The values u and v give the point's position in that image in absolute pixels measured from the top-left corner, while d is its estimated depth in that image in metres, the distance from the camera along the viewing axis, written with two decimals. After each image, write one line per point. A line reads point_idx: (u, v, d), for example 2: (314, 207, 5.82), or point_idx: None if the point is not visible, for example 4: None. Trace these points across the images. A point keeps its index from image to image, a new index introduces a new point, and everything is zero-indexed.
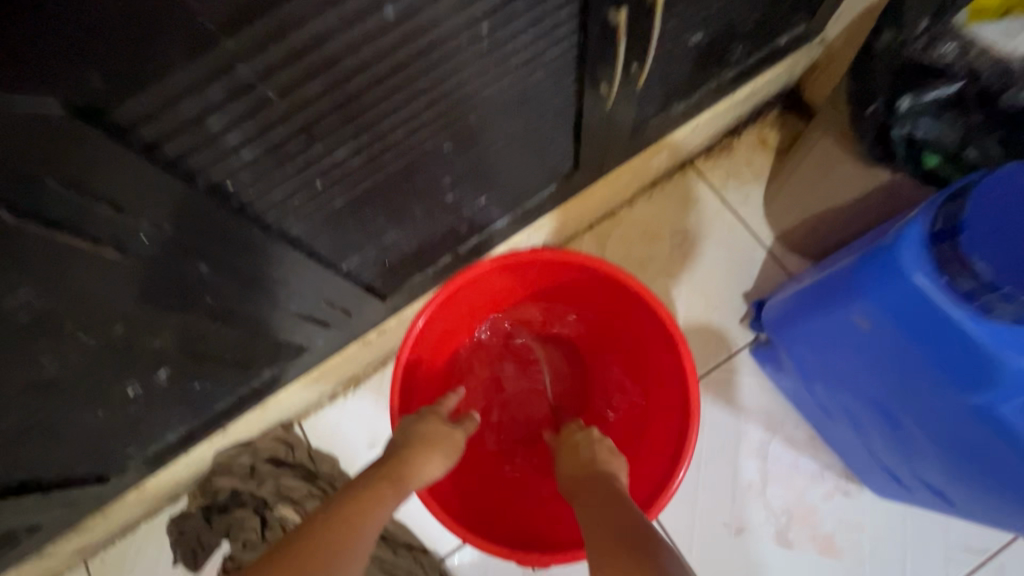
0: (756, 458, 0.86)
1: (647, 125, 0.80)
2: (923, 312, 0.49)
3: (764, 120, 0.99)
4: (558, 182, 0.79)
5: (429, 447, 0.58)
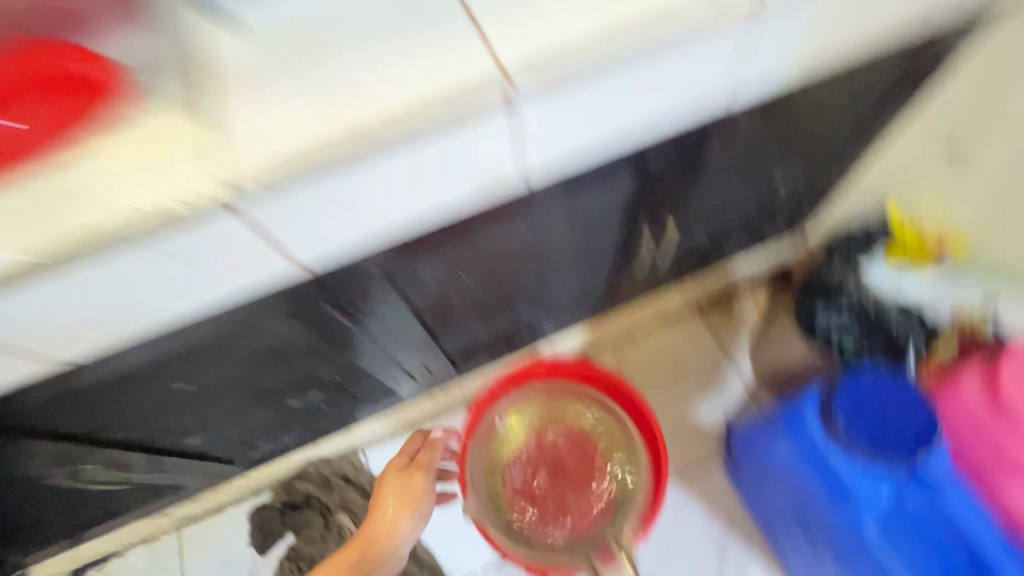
0: (715, 551, 1.11)
1: (664, 280, 1.12)
2: (821, 459, 0.77)
3: None
4: (594, 311, 1.12)
5: (400, 501, 0.80)
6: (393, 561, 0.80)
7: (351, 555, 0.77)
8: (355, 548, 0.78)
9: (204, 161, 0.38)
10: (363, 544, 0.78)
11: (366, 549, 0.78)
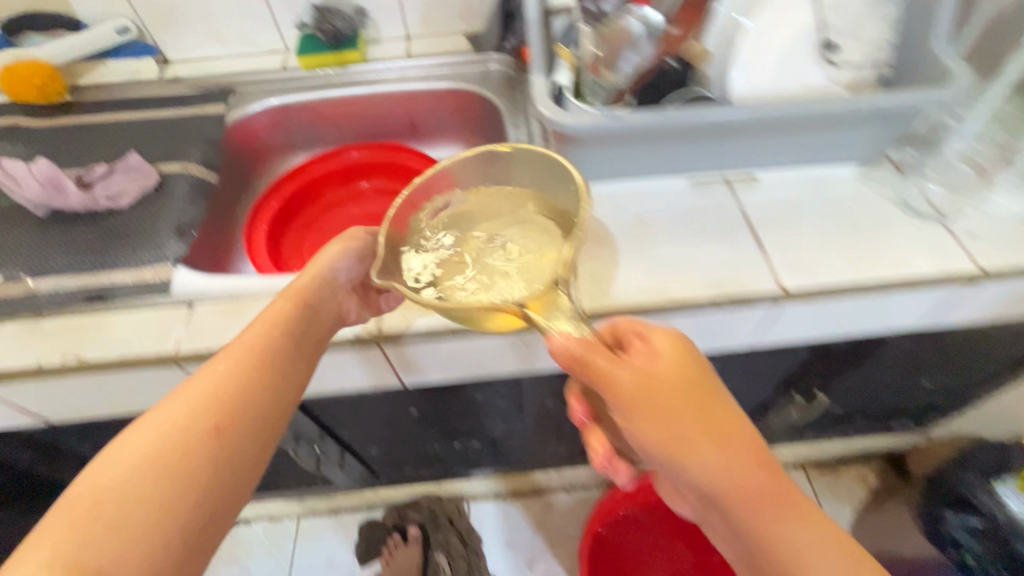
0: None
1: (786, 437, 1.22)
2: None
3: (866, 466, 1.36)
4: None
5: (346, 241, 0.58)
6: (322, 313, 0.55)
7: (279, 344, 0.49)
8: (272, 329, 0.49)
9: (566, 293, 0.60)
10: (288, 302, 0.52)
11: (319, 315, 0.54)
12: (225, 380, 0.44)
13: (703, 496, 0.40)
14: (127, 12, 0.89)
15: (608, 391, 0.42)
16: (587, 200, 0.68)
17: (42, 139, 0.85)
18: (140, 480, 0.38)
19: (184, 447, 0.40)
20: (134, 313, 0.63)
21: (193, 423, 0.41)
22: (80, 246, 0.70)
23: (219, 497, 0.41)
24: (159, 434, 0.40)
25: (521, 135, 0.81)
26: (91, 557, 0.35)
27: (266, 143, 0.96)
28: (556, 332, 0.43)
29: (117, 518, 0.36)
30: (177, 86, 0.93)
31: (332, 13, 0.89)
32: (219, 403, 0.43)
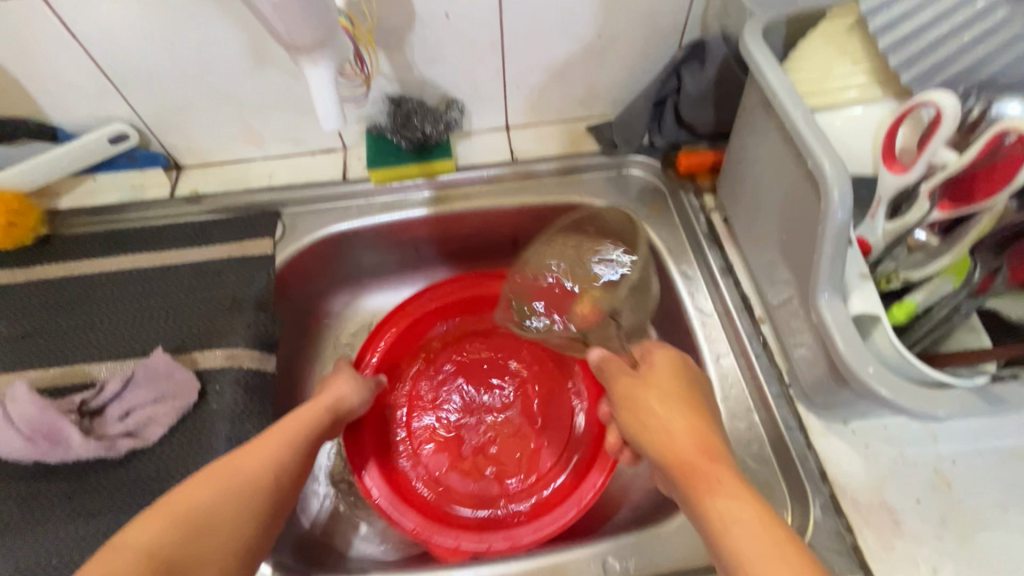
0: None
1: None
2: None
3: None
4: None
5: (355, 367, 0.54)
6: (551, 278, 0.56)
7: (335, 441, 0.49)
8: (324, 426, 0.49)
9: None
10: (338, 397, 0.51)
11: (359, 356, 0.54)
12: (291, 438, 0.46)
13: (724, 503, 0.35)
14: (124, 112, 0.63)
15: (631, 417, 0.43)
16: (853, 439, 0.47)
17: (13, 307, 0.59)
18: (177, 540, 0.36)
19: (222, 485, 0.40)
20: None
21: (208, 494, 0.39)
22: (94, 525, 0.46)
23: (233, 554, 0.38)
24: (183, 505, 0.38)
25: (703, 296, 0.58)
26: (174, 560, 0.35)
27: (321, 279, 0.69)
28: (622, 381, 0.45)
29: (174, 556, 0.35)
30: (195, 205, 0.67)
31: (416, 110, 0.65)
32: (255, 487, 0.41)
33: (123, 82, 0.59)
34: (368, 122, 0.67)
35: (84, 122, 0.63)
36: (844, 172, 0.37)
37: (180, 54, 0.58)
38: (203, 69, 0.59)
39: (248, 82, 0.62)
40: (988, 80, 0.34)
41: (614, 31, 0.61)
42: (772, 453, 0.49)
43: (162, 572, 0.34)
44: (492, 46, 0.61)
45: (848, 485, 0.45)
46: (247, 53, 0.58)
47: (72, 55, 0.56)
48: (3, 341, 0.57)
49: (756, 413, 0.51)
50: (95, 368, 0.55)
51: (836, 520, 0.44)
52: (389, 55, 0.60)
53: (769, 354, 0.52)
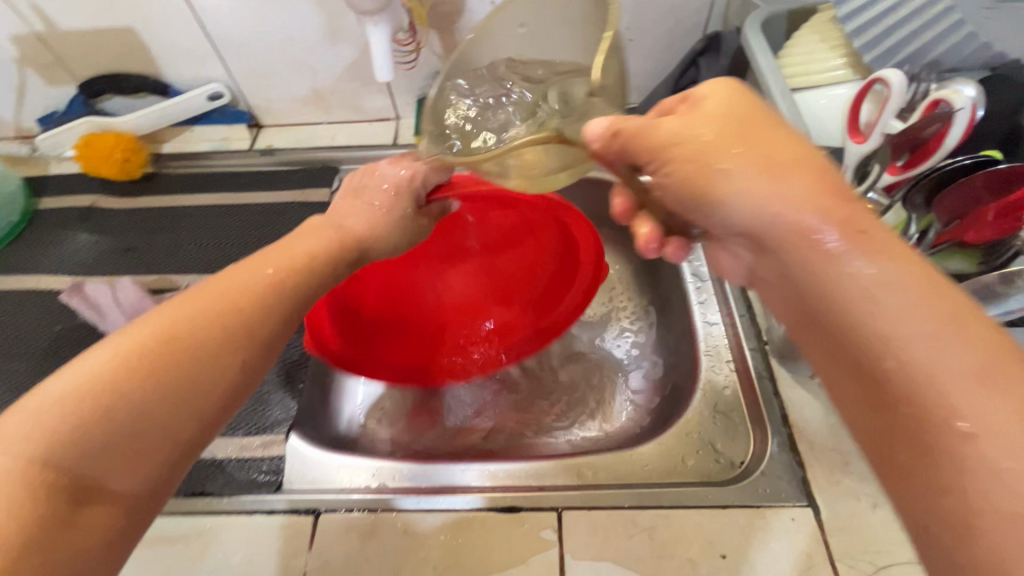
0: None
1: None
2: None
3: None
4: None
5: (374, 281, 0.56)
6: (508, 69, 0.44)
7: (274, 298, 0.39)
8: (256, 289, 0.38)
9: (823, 559, 0.43)
10: (298, 257, 0.42)
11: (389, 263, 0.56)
12: (185, 323, 0.34)
13: (870, 283, 0.28)
14: (221, 74, 0.75)
15: (692, 157, 0.33)
16: (817, 391, 0.52)
17: (119, 226, 0.73)
18: (85, 433, 0.29)
19: (150, 362, 0.32)
20: (244, 518, 0.48)
21: (88, 391, 0.30)
22: None
23: (165, 445, 0.32)
24: (63, 400, 0.30)
25: (700, 264, 0.65)
26: (80, 464, 0.29)
27: None
28: (666, 123, 0.34)
29: (76, 461, 0.29)
30: (269, 157, 0.79)
31: None
32: (156, 371, 0.32)
33: (223, 48, 0.72)
34: (419, 95, 0.77)
35: (189, 81, 0.76)
36: (810, 140, 0.43)
37: (270, 26, 0.69)
38: (287, 40, 0.71)
39: (322, 53, 0.73)
40: (935, 61, 0.41)
41: (641, 24, 0.68)
42: (743, 399, 0.54)
43: (64, 486, 0.28)
44: None
45: (807, 429, 0.50)
46: (323, 27, 0.69)
47: (187, 24, 0.69)
48: (110, 252, 0.70)
49: (733, 365, 0.57)
50: (179, 278, 0.67)
51: (790, 456, 0.49)
52: (441, 36, 0.70)
53: (751, 315, 0.58)
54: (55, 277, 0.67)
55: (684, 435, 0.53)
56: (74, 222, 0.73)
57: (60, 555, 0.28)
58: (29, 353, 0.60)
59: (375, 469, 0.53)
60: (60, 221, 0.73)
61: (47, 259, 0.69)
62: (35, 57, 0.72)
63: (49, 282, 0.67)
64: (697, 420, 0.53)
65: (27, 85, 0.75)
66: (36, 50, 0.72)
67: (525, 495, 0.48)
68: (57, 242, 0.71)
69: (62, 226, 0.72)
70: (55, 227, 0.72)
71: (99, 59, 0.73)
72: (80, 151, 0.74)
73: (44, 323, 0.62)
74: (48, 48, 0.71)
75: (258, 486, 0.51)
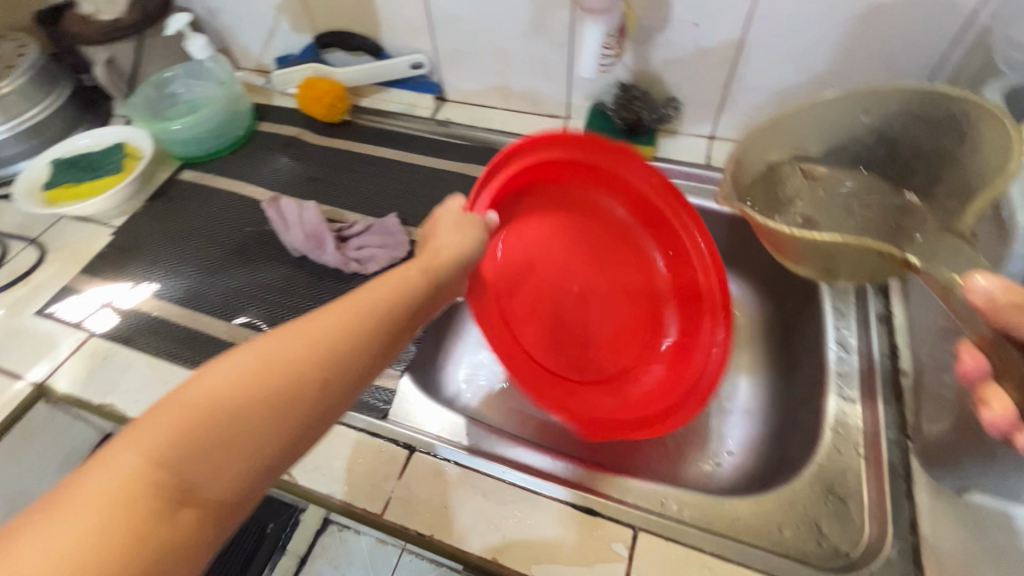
0: None
1: None
2: None
3: None
4: None
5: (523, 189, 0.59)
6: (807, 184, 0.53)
7: (378, 321, 0.37)
8: (364, 314, 0.36)
9: None
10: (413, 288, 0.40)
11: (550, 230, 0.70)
12: (286, 353, 0.32)
13: None
14: (428, 47, 0.84)
15: None
16: (962, 510, 0.46)
17: (313, 160, 0.84)
18: (190, 443, 0.29)
19: (266, 380, 0.31)
20: (349, 431, 0.54)
21: (206, 409, 0.30)
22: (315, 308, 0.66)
23: (258, 454, 0.30)
24: (188, 405, 0.30)
25: (849, 333, 0.60)
26: (189, 470, 0.28)
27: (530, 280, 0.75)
28: None
29: (182, 466, 0.28)
30: (444, 129, 0.86)
31: (639, 97, 0.75)
32: (273, 382, 0.31)
33: (437, 24, 0.80)
34: (595, 100, 0.80)
35: (400, 49, 0.86)
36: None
37: (483, 13, 0.76)
38: (493, 26, 0.77)
39: (519, 44, 0.78)
40: None
41: (846, 72, 0.65)
42: (866, 488, 0.49)
43: (173, 491, 0.28)
44: (726, 59, 0.69)
45: (939, 548, 0.44)
46: (530, 23, 0.75)
47: None
48: (300, 179, 0.81)
49: (863, 451, 0.52)
50: (348, 214, 0.76)
51: (910, 568, 0.43)
52: (636, 49, 0.72)
53: (897, 405, 0.53)
54: (257, 189, 0.80)
55: (784, 503, 0.49)
56: (280, 146, 0.86)
57: (160, 545, 0.26)
58: (227, 244, 0.73)
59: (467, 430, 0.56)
60: (271, 144, 0.86)
61: (254, 173, 0.82)
62: (293, 7, 0.86)
63: (252, 192, 0.80)
64: (806, 494, 0.50)
65: (279, 28, 0.90)
66: (294, 2, 0.85)
67: (608, 502, 0.48)
68: (264, 161, 0.84)
69: (271, 149, 0.86)
70: (266, 148, 0.86)
71: (337, 17, 0.85)
72: (302, 89, 0.87)
73: (241, 225, 0.75)
74: (304, 1, 0.84)
75: (369, 410, 0.56)
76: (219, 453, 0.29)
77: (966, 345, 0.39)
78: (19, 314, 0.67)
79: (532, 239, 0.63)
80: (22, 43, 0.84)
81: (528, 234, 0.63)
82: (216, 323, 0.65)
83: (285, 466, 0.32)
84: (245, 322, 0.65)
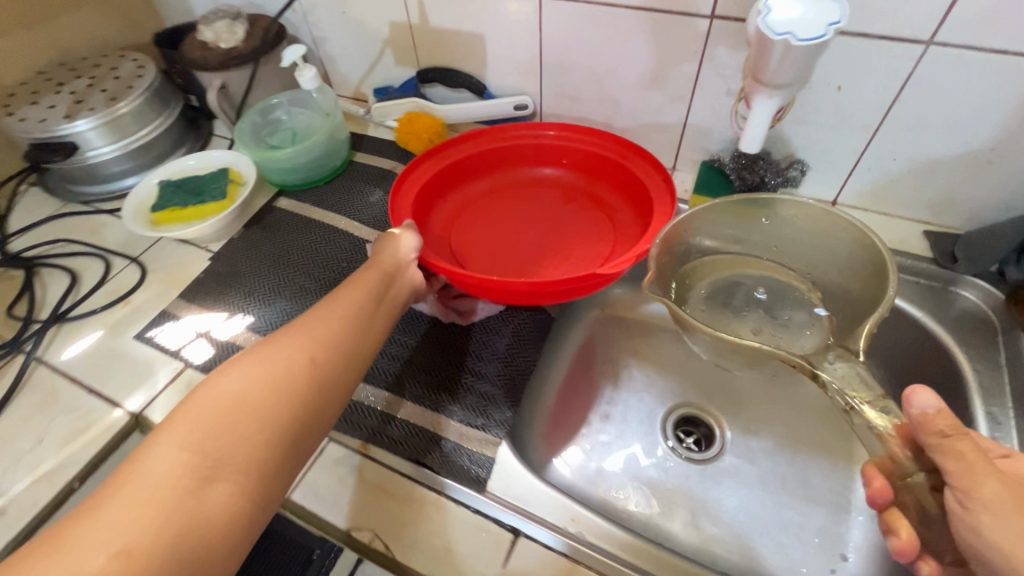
0: None
1: None
2: None
3: None
4: None
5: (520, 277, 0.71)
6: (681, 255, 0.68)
7: (326, 328, 0.49)
8: (327, 335, 0.48)
9: None
10: (354, 304, 0.52)
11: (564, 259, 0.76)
12: (251, 381, 0.43)
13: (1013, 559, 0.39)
14: (534, 89, 0.81)
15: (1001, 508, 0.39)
16: None
17: None
18: (206, 437, 0.39)
19: (263, 388, 0.43)
20: (450, 505, 0.52)
21: (223, 407, 0.41)
22: (407, 355, 0.63)
23: (266, 437, 0.41)
24: (198, 421, 0.40)
25: None
26: (209, 454, 0.39)
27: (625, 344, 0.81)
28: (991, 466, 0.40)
29: (208, 450, 0.39)
30: None
31: (763, 158, 0.69)
32: (258, 394, 0.42)
33: (548, 68, 0.77)
34: (708, 155, 0.76)
35: (504, 88, 0.84)
36: None
37: (600, 61, 0.73)
38: (609, 74, 0.74)
39: (634, 93, 0.74)
40: None
41: (1011, 152, 0.59)
42: None
43: (197, 475, 0.38)
44: (867, 125, 0.64)
45: None
46: (650, 74, 0.71)
47: (530, 41, 0.75)
48: None
49: None
50: None
51: None
52: None
53: None
54: (352, 222, 0.79)
55: None
56: (375, 179, 0.85)
57: (192, 530, 0.36)
58: (322, 279, 0.72)
59: (574, 516, 0.51)
60: (366, 176, 0.86)
61: (349, 206, 0.82)
62: (400, 41, 0.85)
63: (347, 225, 0.79)
64: None
65: (382, 60, 0.90)
66: (402, 36, 0.84)
67: None
68: (360, 194, 0.83)
69: (366, 181, 0.85)
70: (361, 180, 0.85)
71: (444, 55, 0.84)
72: (400, 125, 0.87)
73: (336, 260, 0.74)
74: (412, 36, 0.84)
75: (468, 479, 0.53)
76: (232, 441, 0.40)
77: (872, 470, 0.49)
78: (120, 335, 0.68)
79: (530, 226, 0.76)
80: (140, 63, 0.86)
81: (464, 215, 0.77)
82: None
83: (296, 455, 0.43)
84: None
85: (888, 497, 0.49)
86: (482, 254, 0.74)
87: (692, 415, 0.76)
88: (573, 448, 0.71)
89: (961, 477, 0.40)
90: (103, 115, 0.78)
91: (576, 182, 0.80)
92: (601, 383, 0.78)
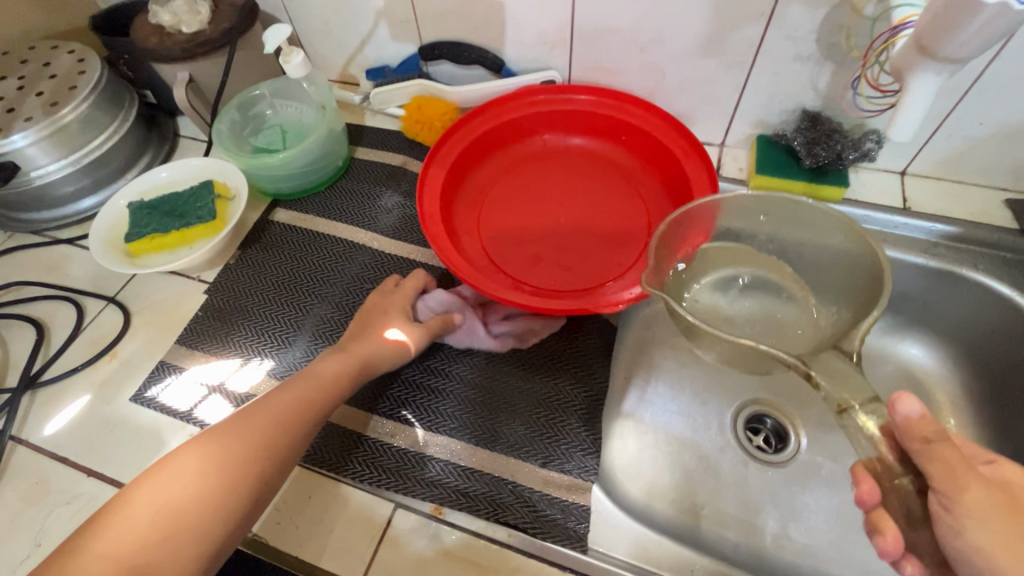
0: None
1: None
2: None
3: None
4: None
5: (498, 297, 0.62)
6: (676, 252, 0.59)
7: (280, 424, 0.46)
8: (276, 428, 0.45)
9: None
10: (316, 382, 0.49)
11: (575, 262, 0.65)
12: (191, 479, 0.40)
13: None
14: (561, 62, 0.71)
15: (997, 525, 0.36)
16: None
17: None
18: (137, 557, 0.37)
19: (193, 486, 0.40)
20: (551, 571, 0.46)
21: (155, 522, 0.38)
22: (468, 392, 0.56)
23: (190, 535, 0.39)
24: (129, 535, 0.37)
25: None
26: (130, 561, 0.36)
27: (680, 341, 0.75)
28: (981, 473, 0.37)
29: (137, 559, 0.36)
30: None
31: (835, 129, 0.63)
32: (191, 503, 0.40)
33: (580, 36, 0.67)
34: (766, 129, 0.68)
35: (525, 63, 0.73)
36: None
37: (644, 26, 0.63)
38: (654, 41, 0.64)
39: (684, 63, 0.65)
40: None
41: None
42: None
43: None
44: (955, 88, 0.57)
45: None
46: (704, 41, 0.62)
47: (560, 6, 0.64)
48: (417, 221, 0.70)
49: None
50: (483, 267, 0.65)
51: None
52: (837, 74, 0.59)
53: None
54: (368, 234, 0.69)
55: None
56: (384, 179, 0.74)
57: None
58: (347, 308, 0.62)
59: (691, 567, 0.46)
60: (373, 175, 0.74)
61: (361, 214, 0.70)
62: (396, 12, 0.72)
63: (363, 238, 0.69)
64: None
65: (375, 36, 0.76)
66: (400, 6, 0.71)
67: None
68: (370, 198, 0.72)
69: (375, 182, 0.74)
70: (368, 181, 0.74)
71: (452, 26, 0.71)
72: (407, 113, 0.75)
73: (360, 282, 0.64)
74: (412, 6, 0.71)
75: (566, 538, 0.47)
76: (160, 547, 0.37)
77: (860, 473, 0.42)
78: (110, 400, 0.57)
79: (564, 215, 0.67)
80: (79, 54, 0.70)
81: (491, 198, 0.69)
82: (351, 412, 0.54)
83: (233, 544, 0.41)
84: (385, 411, 0.54)
85: (877, 498, 0.42)
86: (517, 248, 0.65)
87: (761, 414, 0.70)
88: (645, 465, 0.66)
89: (948, 484, 0.37)
90: (44, 126, 0.63)
91: (618, 155, 0.70)
92: (663, 388, 0.71)
